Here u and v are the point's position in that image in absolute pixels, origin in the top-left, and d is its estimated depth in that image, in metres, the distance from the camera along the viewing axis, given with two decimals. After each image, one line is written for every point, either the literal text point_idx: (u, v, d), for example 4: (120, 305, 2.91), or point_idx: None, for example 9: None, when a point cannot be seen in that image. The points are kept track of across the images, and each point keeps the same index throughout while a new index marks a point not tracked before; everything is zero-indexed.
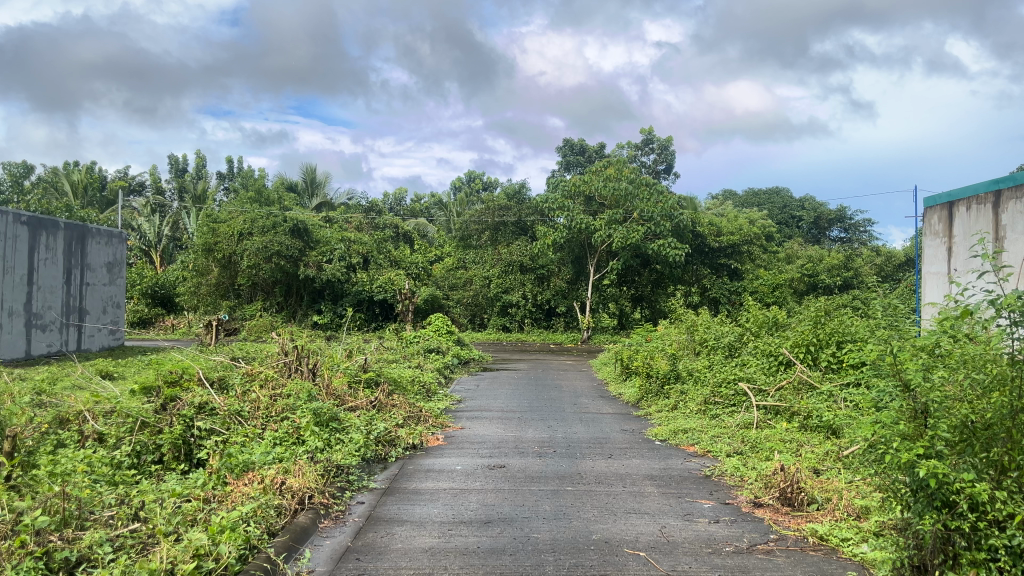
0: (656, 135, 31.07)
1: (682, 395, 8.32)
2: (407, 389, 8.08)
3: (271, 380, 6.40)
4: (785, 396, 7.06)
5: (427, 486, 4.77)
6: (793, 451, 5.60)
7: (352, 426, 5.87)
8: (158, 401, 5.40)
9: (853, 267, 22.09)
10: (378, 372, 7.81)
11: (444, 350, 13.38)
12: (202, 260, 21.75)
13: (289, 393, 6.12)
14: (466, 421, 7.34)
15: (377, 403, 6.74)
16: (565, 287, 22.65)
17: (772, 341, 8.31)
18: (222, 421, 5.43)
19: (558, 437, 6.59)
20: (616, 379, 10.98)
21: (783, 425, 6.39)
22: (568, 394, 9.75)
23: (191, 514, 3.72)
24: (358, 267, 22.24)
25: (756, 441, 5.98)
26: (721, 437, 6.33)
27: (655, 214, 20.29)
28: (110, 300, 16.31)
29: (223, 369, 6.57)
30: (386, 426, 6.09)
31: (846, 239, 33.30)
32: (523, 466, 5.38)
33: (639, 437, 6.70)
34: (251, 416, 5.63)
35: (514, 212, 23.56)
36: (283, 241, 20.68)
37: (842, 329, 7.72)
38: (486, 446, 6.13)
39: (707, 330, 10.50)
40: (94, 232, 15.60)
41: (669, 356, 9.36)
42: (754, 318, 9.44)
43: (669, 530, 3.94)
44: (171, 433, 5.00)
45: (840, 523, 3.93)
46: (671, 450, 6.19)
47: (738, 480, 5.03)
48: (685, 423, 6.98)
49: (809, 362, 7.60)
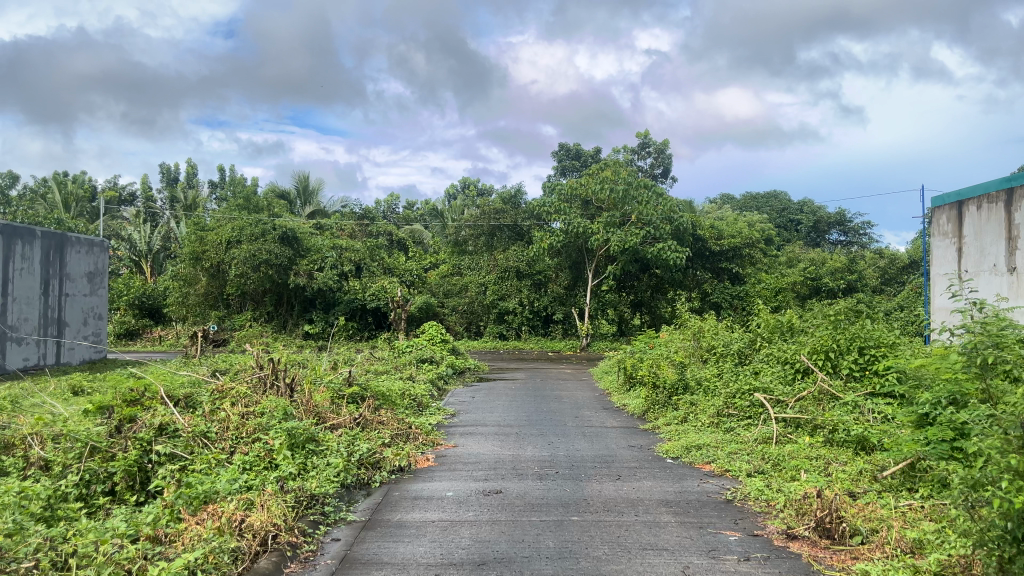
0: (652, 138, 30.68)
1: (692, 406, 7.75)
2: (396, 404, 7.50)
3: (243, 396, 5.78)
4: (806, 407, 6.50)
5: (413, 519, 4.18)
6: (822, 470, 5.08)
7: (333, 445, 5.28)
8: (112, 423, 4.83)
9: (856, 270, 21.70)
10: (364, 386, 7.24)
11: (437, 360, 12.82)
12: (190, 269, 21.16)
13: (262, 411, 5.49)
14: (460, 437, 6.75)
15: (361, 420, 6.14)
16: (562, 293, 22.05)
17: (788, 347, 7.77)
18: (185, 444, 4.83)
19: (561, 455, 6.00)
20: (618, 389, 10.41)
21: (807, 440, 5.82)
22: (568, 405, 9.19)
23: (131, 563, 3.17)
24: (350, 275, 21.69)
25: (780, 460, 5.43)
26: (739, 454, 5.79)
27: (655, 217, 19.75)
28: (92, 311, 15.72)
29: (191, 385, 5.97)
30: (370, 447, 5.49)
31: (845, 242, 32.89)
32: (522, 492, 4.79)
33: (649, 455, 6.12)
34: (219, 437, 5.05)
35: (510, 216, 23.06)
36: (271, 250, 20.09)
37: (865, 333, 7.15)
38: (480, 468, 5.54)
39: (715, 336, 9.97)
40: (73, 240, 15.02)
41: (676, 365, 8.82)
42: (765, 323, 8.92)
43: (694, 571, 3.38)
44: (125, 459, 4.45)
45: (893, 562, 3.37)
46: (684, 468, 5.63)
47: (763, 506, 4.46)
48: (698, 437, 6.41)
49: (829, 370, 7.04)
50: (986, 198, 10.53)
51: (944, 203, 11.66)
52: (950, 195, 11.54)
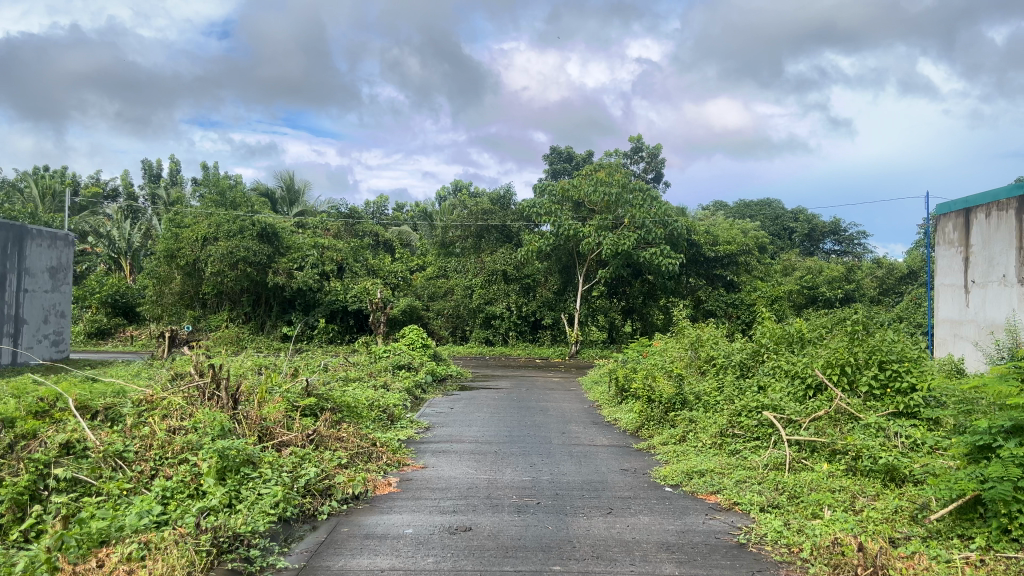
0: (645, 143, 29.99)
1: (691, 423, 6.97)
2: (361, 416, 6.69)
3: (175, 408, 4.98)
4: (823, 428, 5.75)
5: (357, 567, 3.40)
6: (848, 507, 4.34)
7: (275, 468, 4.49)
8: (5, 442, 4.02)
9: (854, 280, 21.49)
10: (323, 397, 6.43)
11: (417, 366, 12.03)
12: (165, 267, 20.25)
13: (194, 425, 4.68)
14: (430, 457, 5.95)
15: (315, 438, 5.33)
16: (551, 298, 21.22)
17: (799, 360, 7.03)
18: (92, 467, 4.03)
19: (543, 481, 5.23)
20: (610, 401, 9.63)
21: (827, 468, 5.06)
22: (554, 419, 8.41)
23: None
24: (331, 275, 20.92)
25: (797, 493, 4.67)
26: (748, 483, 5.02)
27: (648, 220, 18.94)
28: (54, 308, 14.88)
29: (115, 393, 5.15)
30: (321, 471, 4.70)
31: (840, 252, 32.30)
32: (496, 530, 4.01)
33: (644, 481, 5.35)
34: (138, 458, 4.24)
35: (499, 216, 22.30)
36: (249, 247, 19.25)
37: (886, 346, 6.41)
38: (448, 496, 4.75)
39: (714, 346, 9.21)
40: (34, 233, 14.17)
41: (673, 378, 8.03)
42: (769, 332, 8.19)
43: None
44: (13, 485, 3.63)
45: None
46: (686, 500, 4.85)
47: (786, 554, 3.70)
48: (699, 462, 5.65)
49: (845, 386, 6.29)
50: (994, 203, 9.85)
51: (950, 209, 11.02)
52: (956, 202, 10.90)
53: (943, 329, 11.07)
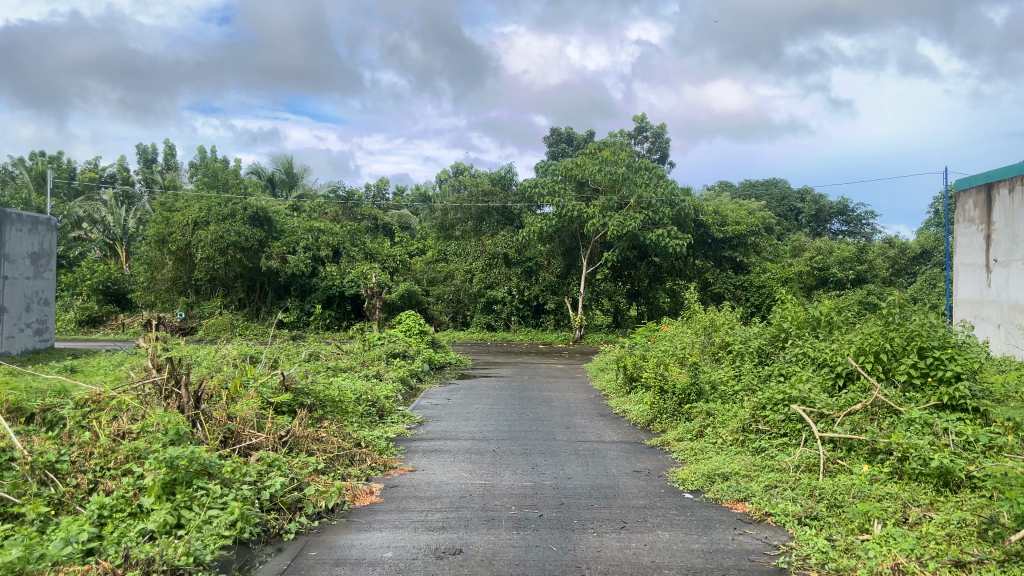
0: (650, 122, 29.20)
1: (708, 416, 6.35)
2: (345, 412, 6.07)
3: (127, 408, 4.38)
4: (860, 424, 5.11)
5: None
6: (902, 521, 3.71)
7: (235, 480, 3.87)
8: None
9: (865, 260, 20.77)
10: (301, 391, 5.81)
11: (413, 354, 11.40)
12: (156, 252, 19.57)
13: (144, 428, 4.07)
14: (421, 458, 5.33)
15: (288, 439, 4.72)
16: (555, 282, 20.63)
17: (826, 346, 6.38)
18: (15, 482, 3.43)
19: (546, 487, 4.61)
20: (617, 391, 9.00)
21: (869, 472, 4.44)
22: (558, 411, 7.79)
23: None
24: (327, 259, 20.28)
25: (839, 501, 4.04)
26: (779, 489, 4.40)
27: (655, 200, 18.26)
28: (35, 297, 14.25)
29: (59, 393, 4.53)
30: (290, 481, 4.08)
31: (848, 232, 31.51)
32: (492, 552, 3.41)
33: (659, 487, 4.73)
34: (75, 469, 3.65)
35: (499, 198, 21.69)
36: (240, 231, 18.61)
37: (926, 330, 5.76)
38: (439, 507, 4.15)
39: (729, 331, 8.57)
40: (13, 218, 13.52)
41: (688, 366, 7.38)
42: (790, 316, 7.53)
43: None
44: None
45: None
46: (710, 510, 4.24)
47: None
48: (721, 462, 5.02)
49: (881, 376, 5.66)
50: (1017, 177, 9.17)
51: (971, 185, 10.36)
52: (977, 177, 10.22)
53: (963, 307, 10.43)
